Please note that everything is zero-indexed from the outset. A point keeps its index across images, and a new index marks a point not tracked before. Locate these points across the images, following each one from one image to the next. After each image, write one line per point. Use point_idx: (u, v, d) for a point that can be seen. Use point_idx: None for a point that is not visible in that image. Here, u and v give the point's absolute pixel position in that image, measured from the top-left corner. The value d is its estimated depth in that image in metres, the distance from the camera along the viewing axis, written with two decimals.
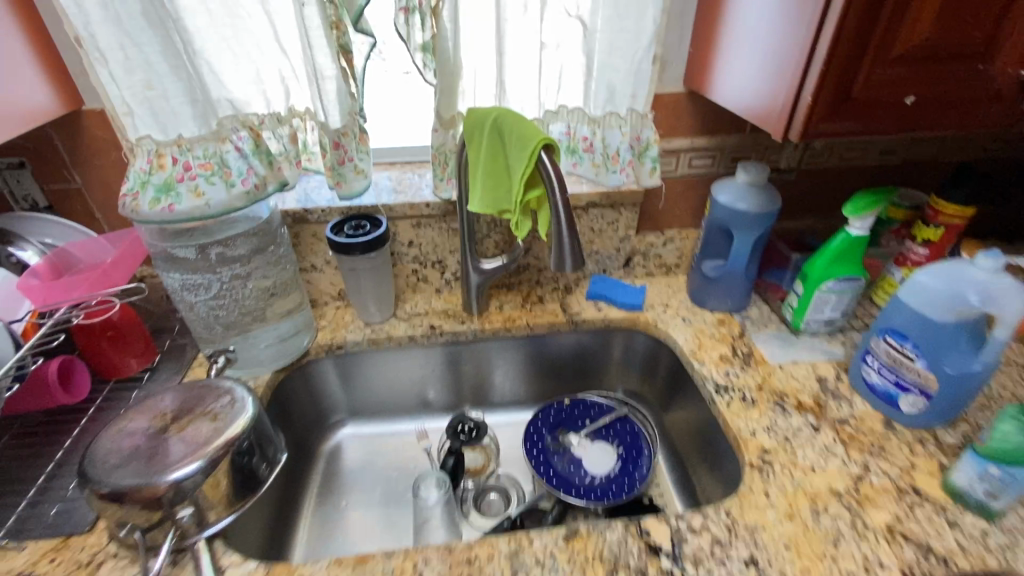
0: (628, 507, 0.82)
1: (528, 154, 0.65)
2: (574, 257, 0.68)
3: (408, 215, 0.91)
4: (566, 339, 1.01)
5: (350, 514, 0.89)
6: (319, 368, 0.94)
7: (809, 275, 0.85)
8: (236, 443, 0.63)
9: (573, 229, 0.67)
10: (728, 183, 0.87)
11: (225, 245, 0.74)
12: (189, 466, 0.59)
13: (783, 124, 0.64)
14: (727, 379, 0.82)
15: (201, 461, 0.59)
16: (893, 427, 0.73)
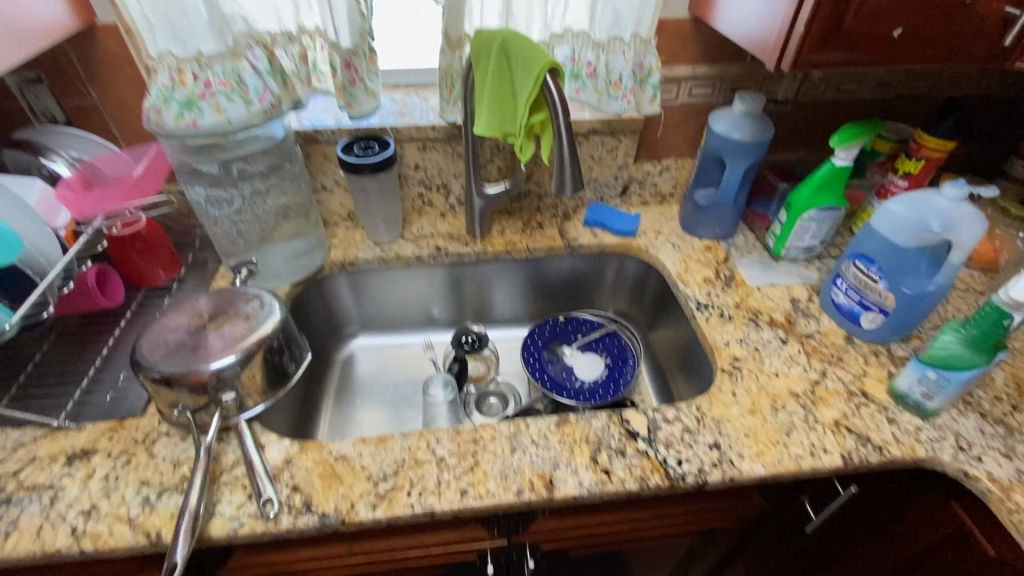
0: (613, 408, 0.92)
1: (534, 78, 0.69)
2: (575, 178, 0.73)
3: (415, 138, 0.94)
4: (563, 262, 1.08)
5: (364, 412, 1.00)
6: (333, 284, 1.01)
7: (794, 204, 0.90)
8: (266, 341, 0.70)
9: (574, 151, 0.71)
10: (725, 113, 0.90)
11: (246, 161, 0.80)
12: (227, 358, 0.66)
13: (775, 54, 0.67)
14: (708, 299, 0.90)
15: (236, 354, 0.67)
16: (852, 342, 0.82)
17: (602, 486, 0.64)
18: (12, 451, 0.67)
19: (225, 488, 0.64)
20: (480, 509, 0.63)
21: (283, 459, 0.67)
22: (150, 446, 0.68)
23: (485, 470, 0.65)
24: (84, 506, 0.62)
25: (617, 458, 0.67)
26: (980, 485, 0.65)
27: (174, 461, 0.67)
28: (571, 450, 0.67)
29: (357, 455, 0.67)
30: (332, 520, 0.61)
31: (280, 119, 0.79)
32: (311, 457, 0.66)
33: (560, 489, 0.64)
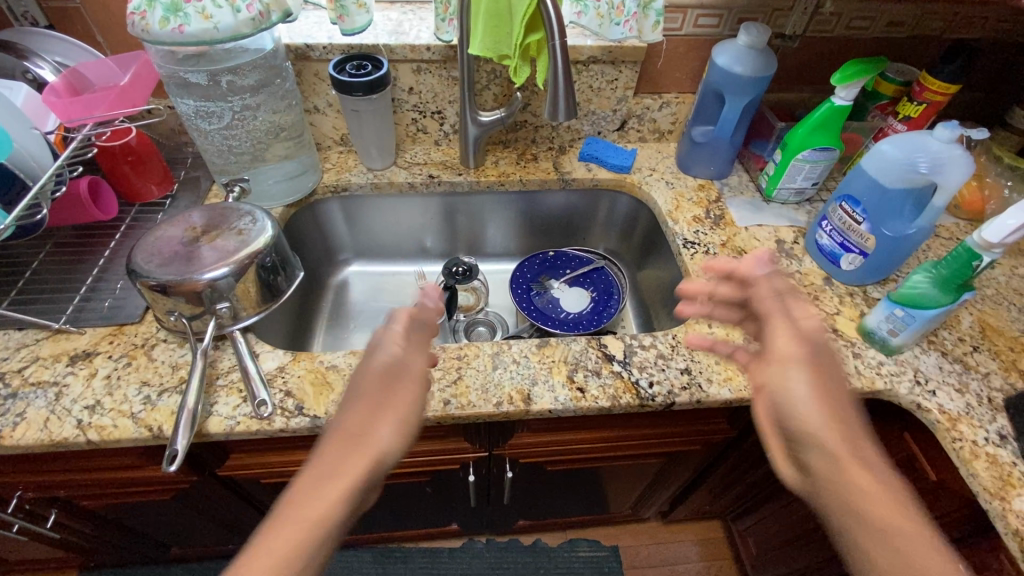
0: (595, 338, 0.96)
1: None
2: (567, 106, 0.72)
3: (409, 59, 0.92)
4: (558, 196, 1.08)
5: (356, 336, 1.04)
6: (328, 208, 1.02)
7: (789, 144, 0.90)
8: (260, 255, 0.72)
9: (569, 76, 0.70)
10: (729, 45, 0.88)
11: (236, 74, 0.77)
12: (219, 270, 0.69)
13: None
14: (695, 237, 0.92)
15: (230, 266, 0.69)
16: (829, 282, 0.85)
17: (576, 402, 0.68)
18: (17, 350, 0.70)
19: (221, 391, 0.67)
20: (462, 418, 0.67)
21: (277, 367, 0.70)
22: (149, 350, 0.71)
23: (468, 383, 0.69)
24: (89, 402, 0.66)
25: (592, 377, 0.71)
26: (930, 416, 0.70)
27: (173, 365, 0.70)
28: (549, 368, 0.71)
29: (347, 365, 0.70)
30: (322, 422, 0.65)
31: (271, 30, 0.77)
32: (303, 366, 0.70)
33: (537, 403, 0.68)
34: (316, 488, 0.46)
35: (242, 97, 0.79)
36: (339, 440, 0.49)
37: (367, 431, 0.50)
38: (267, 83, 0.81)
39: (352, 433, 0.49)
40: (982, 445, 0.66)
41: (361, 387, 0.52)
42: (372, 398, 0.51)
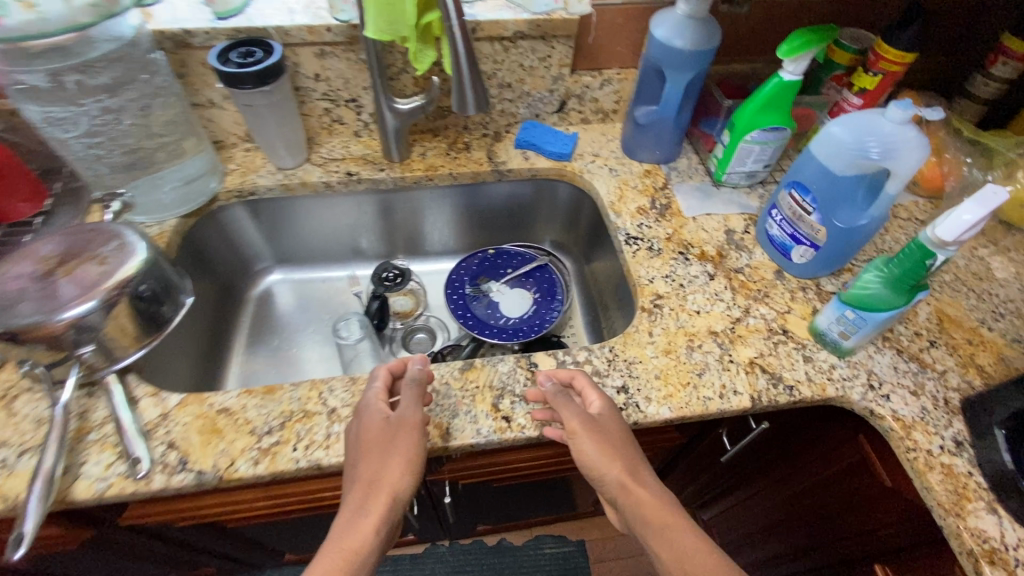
0: (540, 345, 0.87)
1: None
2: (477, 97, 0.64)
3: (309, 42, 0.80)
4: (499, 188, 0.99)
5: (280, 354, 0.96)
6: (238, 215, 0.91)
7: (737, 124, 0.82)
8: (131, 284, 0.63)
9: (474, 65, 0.61)
10: (668, 15, 0.79)
11: (87, 72, 0.65)
12: (86, 304, 0.60)
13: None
14: (639, 231, 0.84)
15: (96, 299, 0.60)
16: (781, 276, 0.78)
17: (500, 434, 0.61)
18: None
19: (92, 448, 0.59)
20: None
21: (159, 415, 0.61)
22: (9, 403, 0.62)
23: None
24: None
25: (519, 404, 0.64)
26: (884, 423, 0.65)
27: (37, 419, 0.61)
28: (472, 397, 0.64)
29: (241, 407, 0.62)
30: (209, 477, 0.57)
31: (126, 13, 0.65)
32: (191, 411, 0.62)
33: (457, 438, 0.61)
34: (349, 524, 0.51)
35: (98, 99, 0.67)
36: (364, 484, 0.53)
37: (381, 473, 0.53)
38: (129, 80, 0.69)
39: (370, 479, 0.54)
40: (937, 454, 0.62)
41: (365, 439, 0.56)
42: (379, 448, 0.55)
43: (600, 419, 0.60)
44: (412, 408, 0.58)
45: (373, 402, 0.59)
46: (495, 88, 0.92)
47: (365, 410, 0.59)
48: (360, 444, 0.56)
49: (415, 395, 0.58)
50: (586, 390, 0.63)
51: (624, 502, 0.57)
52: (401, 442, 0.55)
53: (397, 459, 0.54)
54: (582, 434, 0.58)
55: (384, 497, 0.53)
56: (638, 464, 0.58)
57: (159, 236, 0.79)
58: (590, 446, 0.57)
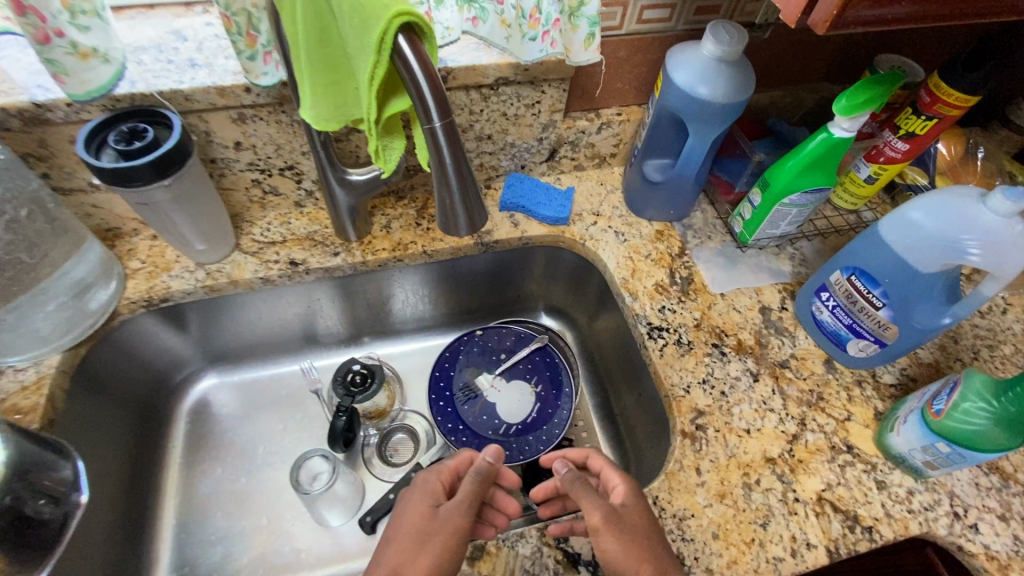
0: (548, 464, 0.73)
1: (375, 46, 0.35)
2: (471, 217, 0.45)
3: (221, 106, 0.58)
4: (482, 254, 0.81)
5: (225, 487, 0.75)
6: (147, 324, 0.69)
7: (771, 184, 0.68)
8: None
9: (467, 172, 0.42)
10: (690, 55, 0.63)
11: None
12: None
13: (802, 8, 0.40)
14: (661, 317, 0.70)
15: None
16: (833, 368, 0.67)
17: None
18: None
19: None
20: None
21: None
22: None
23: None
24: None
25: None
26: (977, 563, 0.55)
27: None
28: None
29: None
30: None
31: None
32: None
33: None
34: None
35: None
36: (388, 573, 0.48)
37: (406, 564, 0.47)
38: None
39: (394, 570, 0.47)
40: None
41: (406, 522, 0.52)
42: (415, 535, 0.50)
43: (623, 510, 0.51)
44: (462, 498, 0.52)
45: (432, 481, 0.56)
46: (472, 140, 0.73)
47: (417, 492, 0.55)
48: (399, 527, 0.51)
49: (468, 489, 0.53)
50: (606, 471, 0.56)
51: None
52: (437, 534, 0.50)
53: (427, 555, 0.48)
54: (603, 530, 0.49)
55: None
56: (669, 567, 0.48)
57: (36, 386, 0.58)
58: (612, 544, 0.48)
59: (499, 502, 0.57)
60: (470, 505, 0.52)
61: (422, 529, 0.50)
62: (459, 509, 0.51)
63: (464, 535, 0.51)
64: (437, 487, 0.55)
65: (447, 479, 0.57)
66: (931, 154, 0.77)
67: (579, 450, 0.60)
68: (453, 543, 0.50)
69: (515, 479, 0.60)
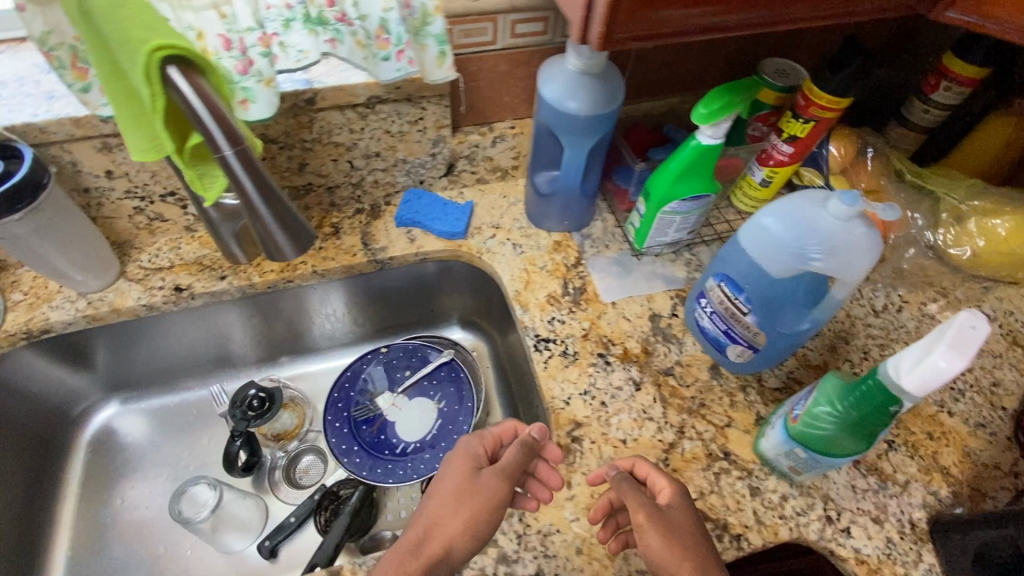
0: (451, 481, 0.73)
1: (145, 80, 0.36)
2: (295, 238, 0.46)
3: (81, 136, 0.58)
4: (394, 270, 0.81)
5: (124, 517, 0.74)
6: (32, 357, 0.69)
7: (652, 193, 0.68)
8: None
9: (275, 198, 0.43)
10: (557, 67, 0.63)
11: None
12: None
13: (581, 24, 0.44)
14: (551, 329, 0.69)
15: None
16: (718, 375, 0.66)
17: None
18: None
19: None
20: None
21: None
22: None
23: None
24: None
25: None
26: (846, 567, 0.55)
27: None
28: None
29: None
30: None
31: None
32: None
33: None
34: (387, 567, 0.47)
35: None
36: (423, 528, 0.50)
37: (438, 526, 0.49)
38: None
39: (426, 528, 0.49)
40: None
41: (447, 485, 0.52)
42: (454, 497, 0.51)
43: (668, 512, 0.50)
44: (504, 467, 0.52)
45: (477, 444, 0.56)
46: (361, 159, 0.73)
47: (457, 459, 0.55)
48: (440, 487, 0.53)
49: (513, 458, 0.52)
50: (653, 476, 0.54)
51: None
52: (477, 497, 0.51)
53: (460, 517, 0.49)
54: (649, 528, 0.48)
55: (435, 554, 0.48)
56: (713, 566, 0.48)
57: None
58: (657, 542, 0.47)
59: (543, 475, 0.55)
60: (511, 476, 0.52)
61: (462, 491, 0.51)
62: (502, 479, 0.52)
63: (502, 501, 0.51)
64: (480, 453, 0.55)
65: (491, 447, 0.56)
66: (824, 156, 0.78)
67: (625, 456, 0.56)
68: (492, 508, 0.51)
69: (558, 452, 0.56)
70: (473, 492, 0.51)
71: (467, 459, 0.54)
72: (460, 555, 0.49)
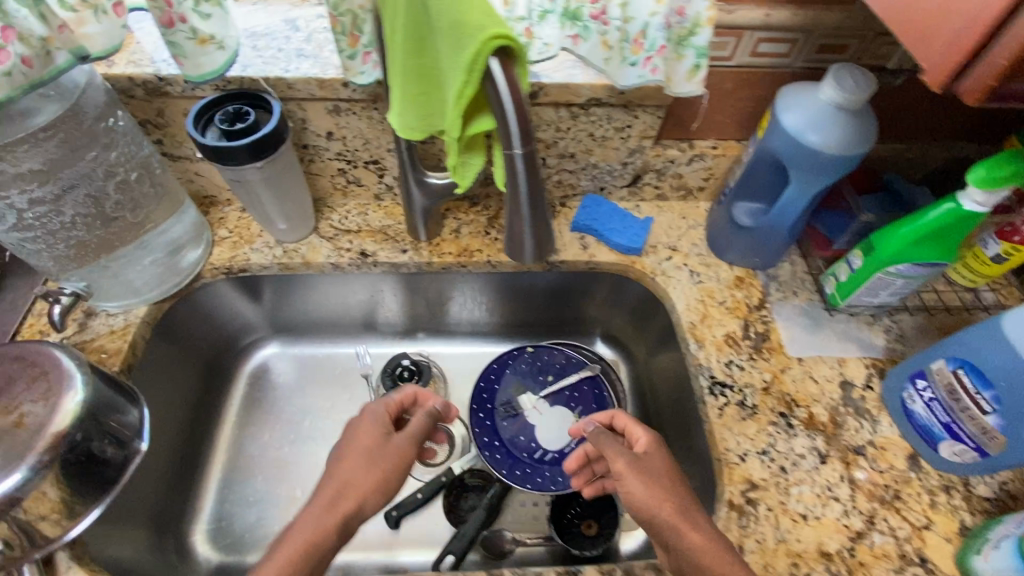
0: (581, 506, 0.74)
1: (462, 69, 0.35)
2: (540, 244, 0.45)
3: (319, 97, 0.61)
4: (546, 272, 0.79)
5: (269, 454, 0.78)
6: (224, 289, 0.74)
7: (877, 248, 0.61)
8: (63, 444, 0.47)
9: (539, 207, 0.42)
10: (803, 97, 0.58)
11: (5, 160, 0.46)
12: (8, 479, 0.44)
13: (953, 72, 0.35)
14: (727, 373, 0.64)
15: (24, 468, 0.45)
16: (917, 467, 0.59)
17: None
18: None
19: None
20: None
21: None
22: None
23: None
24: None
25: None
26: None
27: None
28: None
29: None
30: None
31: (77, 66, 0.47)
32: None
33: None
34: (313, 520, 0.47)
35: (24, 188, 0.48)
36: (335, 489, 0.50)
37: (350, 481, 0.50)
38: (67, 159, 0.49)
39: (341, 483, 0.50)
40: None
41: (350, 449, 0.54)
42: (365, 457, 0.53)
43: (646, 458, 0.54)
44: (410, 431, 0.56)
45: (382, 408, 0.59)
46: (554, 157, 0.72)
47: (366, 419, 0.57)
48: (346, 450, 0.54)
49: (422, 424, 0.57)
50: (631, 428, 0.59)
51: (674, 551, 0.48)
52: (388, 460, 0.53)
53: (374, 473, 0.52)
54: (628, 474, 0.53)
55: (350, 510, 0.49)
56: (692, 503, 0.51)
57: (122, 332, 0.63)
58: (637, 488, 0.51)
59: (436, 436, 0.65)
60: (417, 440, 0.57)
61: (371, 451, 0.53)
62: (409, 444, 0.56)
63: (410, 464, 0.55)
64: (382, 415, 0.58)
65: (394, 408, 0.59)
66: None
67: (605, 411, 0.63)
68: (399, 468, 0.54)
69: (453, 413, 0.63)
70: (385, 451, 0.54)
71: (373, 412, 0.58)
72: (372, 511, 0.51)
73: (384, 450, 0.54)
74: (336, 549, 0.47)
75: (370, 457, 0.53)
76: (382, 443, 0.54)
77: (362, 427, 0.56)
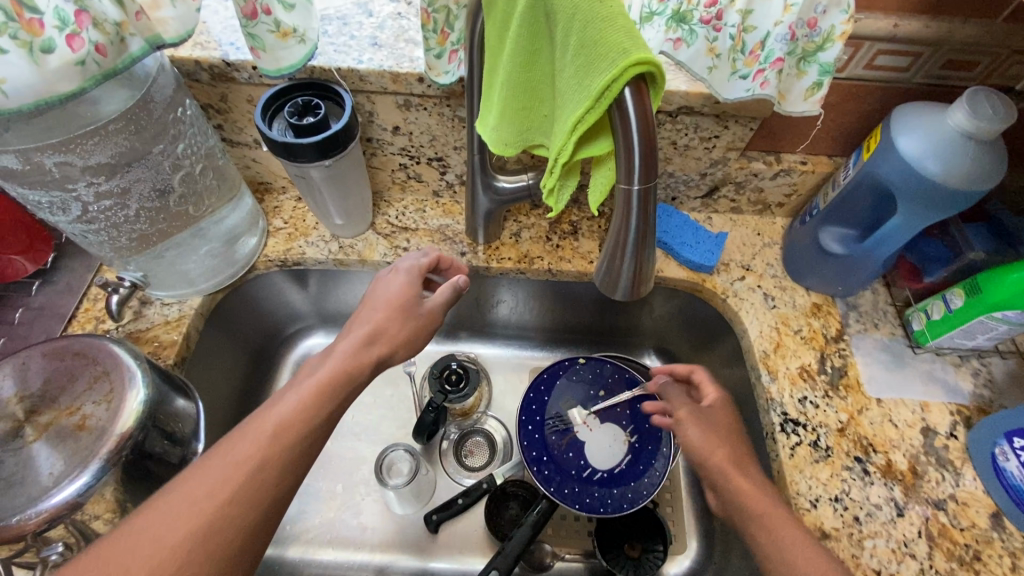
0: (627, 526, 0.71)
1: (591, 96, 0.31)
2: (637, 283, 0.41)
3: (390, 91, 0.57)
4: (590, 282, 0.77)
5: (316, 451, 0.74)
6: (277, 281, 0.71)
7: (983, 290, 0.55)
8: (128, 444, 0.46)
9: (646, 246, 0.38)
10: (923, 121, 0.52)
11: (74, 154, 0.43)
12: (77, 480, 0.43)
13: None
14: (800, 410, 0.61)
15: (92, 470, 0.44)
16: (1000, 527, 0.55)
17: None
18: None
19: None
20: None
21: None
22: None
23: None
24: None
25: None
26: None
27: None
28: None
29: None
30: None
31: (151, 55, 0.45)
32: None
33: None
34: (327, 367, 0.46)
35: (92, 182, 0.46)
36: (368, 334, 0.49)
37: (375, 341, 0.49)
38: (139, 153, 0.47)
39: (368, 332, 0.50)
40: None
41: (374, 306, 0.52)
42: (395, 311, 0.52)
43: (709, 411, 0.56)
44: (444, 296, 0.54)
45: (412, 268, 0.56)
46: None
47: (393, 278, 0.55)
48: (377, 301, 0.53)
49: (444, 294, 0.54)
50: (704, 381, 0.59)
51: (720, 492, 0.50)
52: (419, 322, 0.53)
53: (402, 329, 0.51)
54: (689, 422, 0.55)
55: (383, 355, 0.50)
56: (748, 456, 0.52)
57: (177, 323, 0.61)
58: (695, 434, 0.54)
59: None
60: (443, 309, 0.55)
61: (406, 308, 0.52)
62: (441, 311, 0.54)
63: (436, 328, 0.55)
64: (415, 275, 0.55)
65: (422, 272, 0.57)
66: None
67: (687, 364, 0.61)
68: (423, 328, 0.53)
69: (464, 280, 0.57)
70: (413, 316, 0.53)
71: (405, 271, 0.56)
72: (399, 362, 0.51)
73: (412, 312, 0.53)
74: (365, 385, 0.48)
75: (395, 317, 0.51)
76: (410, 308, 0.53)
77: (393, 282, 0.54)
